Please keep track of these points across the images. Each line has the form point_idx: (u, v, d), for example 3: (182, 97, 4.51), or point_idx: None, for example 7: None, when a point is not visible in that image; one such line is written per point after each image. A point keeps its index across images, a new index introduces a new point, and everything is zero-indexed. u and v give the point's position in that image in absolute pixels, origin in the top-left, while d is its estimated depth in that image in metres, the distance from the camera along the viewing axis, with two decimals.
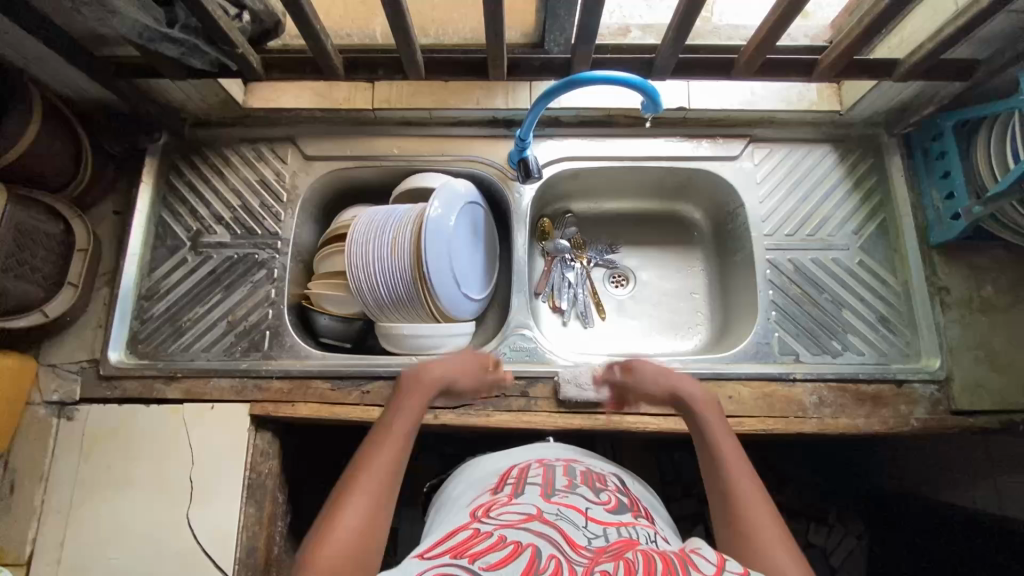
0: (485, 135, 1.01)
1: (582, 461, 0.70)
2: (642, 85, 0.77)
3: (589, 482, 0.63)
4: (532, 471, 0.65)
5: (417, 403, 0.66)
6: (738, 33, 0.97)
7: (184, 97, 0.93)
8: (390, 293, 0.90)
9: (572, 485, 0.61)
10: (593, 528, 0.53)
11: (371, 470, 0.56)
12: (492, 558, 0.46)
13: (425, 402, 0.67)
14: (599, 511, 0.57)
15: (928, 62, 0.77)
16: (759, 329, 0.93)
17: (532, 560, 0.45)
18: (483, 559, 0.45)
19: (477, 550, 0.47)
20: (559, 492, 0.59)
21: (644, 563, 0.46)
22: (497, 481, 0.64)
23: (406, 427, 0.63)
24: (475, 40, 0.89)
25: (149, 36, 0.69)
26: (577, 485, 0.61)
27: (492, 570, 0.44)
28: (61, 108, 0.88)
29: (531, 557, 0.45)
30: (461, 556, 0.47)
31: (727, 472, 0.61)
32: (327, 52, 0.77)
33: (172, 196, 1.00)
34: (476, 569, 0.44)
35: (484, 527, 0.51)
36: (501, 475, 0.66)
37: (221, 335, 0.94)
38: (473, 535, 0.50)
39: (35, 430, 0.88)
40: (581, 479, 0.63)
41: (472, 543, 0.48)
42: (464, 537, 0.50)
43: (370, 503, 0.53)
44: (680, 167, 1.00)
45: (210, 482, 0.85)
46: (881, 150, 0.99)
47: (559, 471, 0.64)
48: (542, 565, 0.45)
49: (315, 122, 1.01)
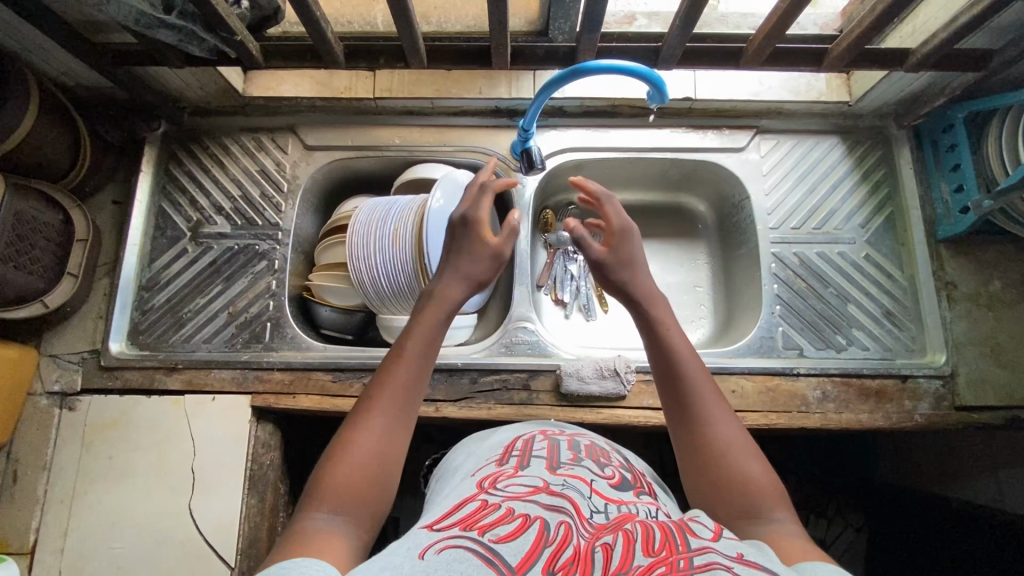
0: (488, 125, 0.99)
1: (587, 435, 0.70)
2: (648, 75, 0.75)
3: (593, 456, 0.63)
4: (536, 444, 0.65)
5: (437, 323, 0.63)
6: (746, 21, 0.95)
7: (182, 85, 0.92)
8: (391, 285, 0.89)
9: (576, 459, 0.61)
10: (598, 501, 0.53)
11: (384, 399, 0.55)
12: (501, 531, 0.45)
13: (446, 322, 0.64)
14: (603, 485, 0.57)
15: (943, 51, 0.75)
16: (763, 323, 0.93)
17: (540, 533, 0.45)
18: (492, 532, 0.45)
19: (486, 522, 0.46)
20: (564, 465, 0.59)
21: (648, 534, 0.46)
22: (501, 453, 0.64)
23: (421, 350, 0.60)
24: (477, 27, 0.86)
25: (146, 22, 0.67)
26: (582, 459, 0.62)
27: (502, 542, 0.44)
28: (58, 96, 0.87)
29: (540, 529, 0.45)
30: (470, 528, 0.46)
31: (698, 411, 0.57)
32: (328, 40, 0.76)
33: (172, 186, 0.99)
34: (487, 541, 0.44)
35: (492, 499, 0.51)
36: (505, 447, 0.66)
37: (221, 326, 0.93)
38: (481, 507, 0.50)
39: (37, 420, 0.88)
40: (586, 454, 0.63)
41: (479, 515, 0.48)
42: (471, 508, 0.50)
43: (382, 435, 0.54)
44: (685, 158, 0.99)
45: (210, 473, 0.85)
46: (890, 142, 0.98)
47: (564, 446, 0.64)
48: (551, 537, 0.45)
49: (315, 111, 0.99)
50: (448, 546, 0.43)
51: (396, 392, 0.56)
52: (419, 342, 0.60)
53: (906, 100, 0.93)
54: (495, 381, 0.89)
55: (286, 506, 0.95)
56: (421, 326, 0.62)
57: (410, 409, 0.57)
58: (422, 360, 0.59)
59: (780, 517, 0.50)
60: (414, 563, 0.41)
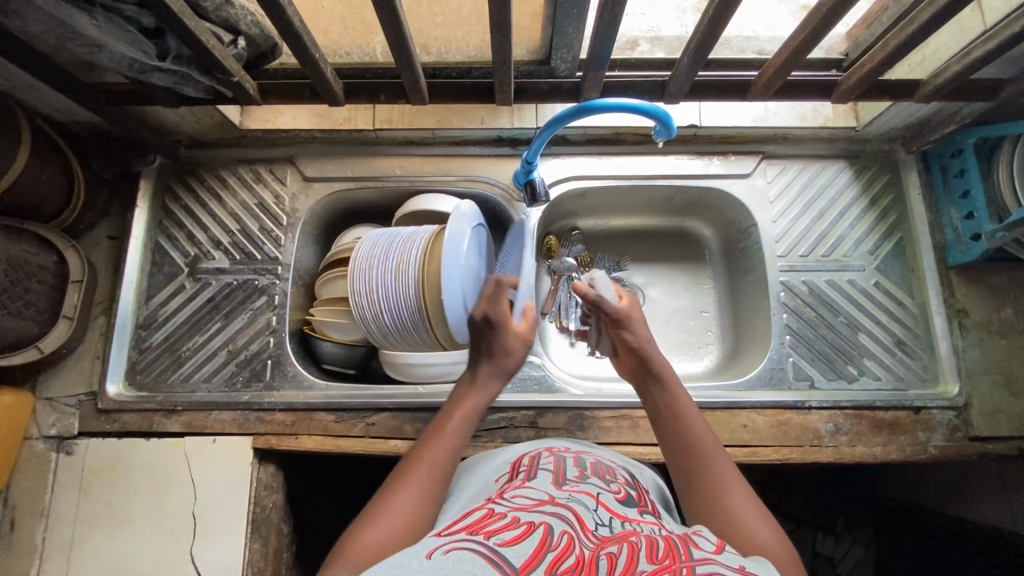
0: (490, 154, 0.98)
1: (593, 453, 0.68)
2: (654, 111, 0.74)
3: (599, 473, 0.61)
4: (543, 459, 0.63)
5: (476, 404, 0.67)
6: (751, 45, 0.93)
7: (178, 120, 0.90)
8: (394, 321, 0.86)
9: (583, 475, 0.59)
10: (603, 515, 0.51)
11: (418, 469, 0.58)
12: (507, 535, 0.45)
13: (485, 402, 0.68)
14: (610, 499, 0.55)
15: (954, 83, 0.74)
16: (773, 355, 0.91)
17: (544, 538, 0.44)
18: (498, 536, 0.44)
19: (492, 528, 0.46)
20: (571, 481, 0.57)
21: (651, 544, 0.45)
22: (509, 471, 0.62)
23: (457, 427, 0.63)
24: (479, 57, 0.83)
25: (140, 67, 0.67)
26: (588, 476, 0.60)
27: (508, 545, 0.43)
28: (50, 134, 0.85)
29: (544, 535, 0.44)
30: (476, 532, 0.46)
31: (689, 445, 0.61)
32: (327, 78, 0.74)
33: (169, 221, 0.97)
34: (492, 545, 0.43)
35: (498, 508, 0.50)
36: (512, 464, 0.64)
37: (222, 364, 0.92)
38: (488, 514, 0.49)
39: (34, 466, 0.86)
40: (592, 471, 0.61)
41: (487, 521, 0.47)
42: (478, 516, 0.49)
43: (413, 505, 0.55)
44: (690, 186, 0.97)
45: (213, 518, 0.83)
46: (897, 166, 0.97)
47: (570, 462, 0.63)
48: (554, 543, 0.43)
49: (314, 143, 0.98)
50: (455, 548, 0.43)
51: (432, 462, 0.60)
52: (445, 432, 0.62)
53: (914, 125, 0.92)
54: (501, 419, 0.87)
55: (290, 547, 0.93)
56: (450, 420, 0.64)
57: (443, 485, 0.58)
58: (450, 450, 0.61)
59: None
60: (421, 561, 0.41)
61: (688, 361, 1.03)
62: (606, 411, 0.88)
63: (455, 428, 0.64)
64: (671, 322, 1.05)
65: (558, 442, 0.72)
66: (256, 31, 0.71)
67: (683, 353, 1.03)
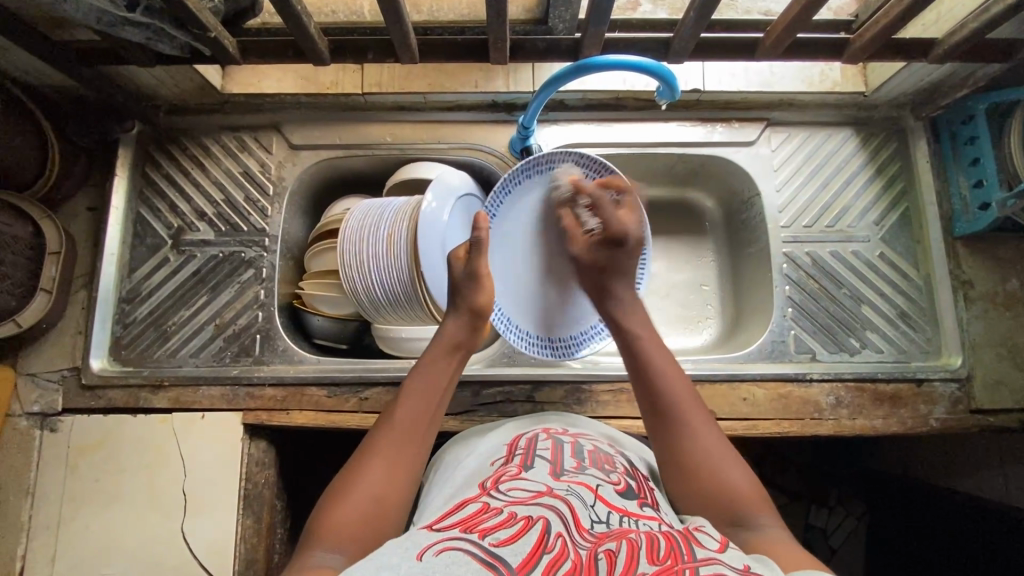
0: (485, 120, 0.94)
1: (592, 437, 0.66)
2: (658, 69, 0.70)
3: (598, 463, 0.58)
4: (540, 443, 0.62)
5: (443, 366, 0.66)
6: (757, 5, 0.89)
7: (155, 83, 0.86)
8: (387, 294, 0.82)
9: (581, 466, 0.57)
10: (601, 510, 0.49)
11: (391, 438, 0.58)
12: (502, 535, 0.43)
13: (452, 364, 0.67)
14: (610, 491, 0.53)
15: (971, 41, 0.71)
16: (774, 327, 0.89)
17: (541, 538, 0.43)
18: (493, 535, 0.43)
19: (487, 526, 0.44)
20: (568, 472, 0.55)
21: (652, 542, 0.43)
22: (505, 455, 0.61)
23: (428, 392, 0.63)
24: (473, 16, 0.79)
25: (109, 20, 0.62)
26: (587, 466, 0.57)
27: (504, 546, 0.41)
28: (20, 97, 0.80)
29: (541, 533, 0.43)
30: (470, 530, 0.44)
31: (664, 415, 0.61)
32: (312, 35, 0.70)
33: (150, 191, 0.93)
34: (487, 546, 0.41)
35: (494, 503, 0.48)
36: (508, 447, 0.63)
37: (209, 339, 0.89)
38: (482, 509, 0.48)
39: (17, 442, 0.84)
40: (590, 461, 0.59)
41: (480, 518, 0.45)
42: (471, 511, 0.48)
43: (388, 475, 0.55)
44: (692, 154, 0.94)
45: (204, 494, 0.81)
46: (906, 134, 0.93)
47: (567, 449, 0.60)
48: (549, 545, 0.42)
49: (300, 108, 0.93)
50: (446, 548, 0.41)
51: (402, 427, 0.59)
52: (413, 403, 0.62)
53: (925, 90, 0.88)
54: (497, 393, 0.85)
55: (283, 522, 0.92)
56: (418, 384, 0.64)
57: (415, 448, 0.59)
58: (420, 419, 0.61)
59: (766, 523, 0.52)
60: (412, 564, 0.39)
61: (688, 335, 1.01)
62: (604, 384, 0.86)
63: (425, 394, 0.63)
64: (670, 295, 1.03)
65: (557, 418, 0.71)
66: None
67: (683, 327, 1.01)
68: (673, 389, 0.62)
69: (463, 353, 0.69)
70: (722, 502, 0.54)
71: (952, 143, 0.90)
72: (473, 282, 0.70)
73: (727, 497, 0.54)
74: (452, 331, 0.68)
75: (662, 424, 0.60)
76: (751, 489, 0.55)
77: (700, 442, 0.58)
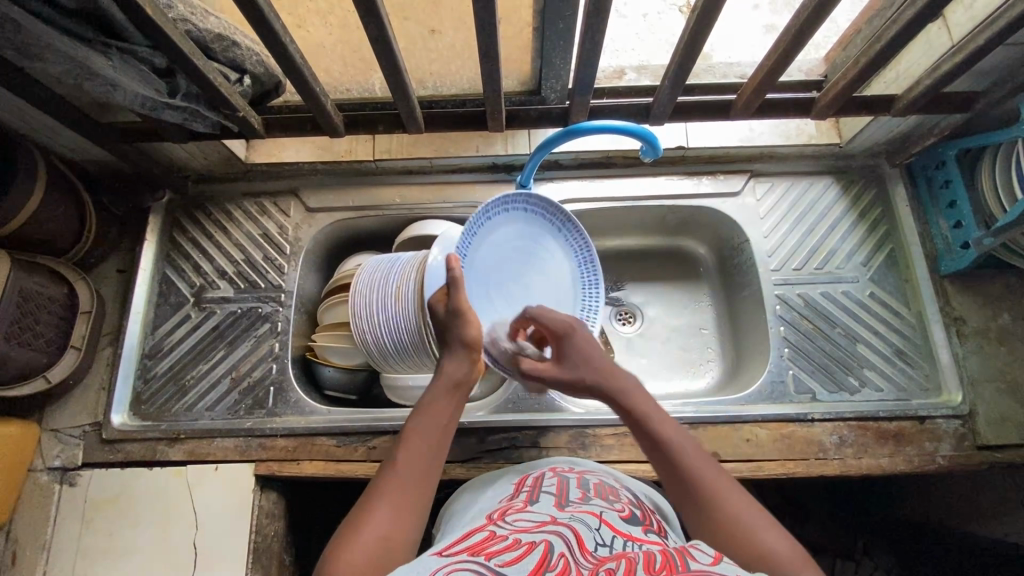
0: (486, 180, 1.01)
1: (597, 473, 0.67)
2: (640, 131, 0.77)
3: (603, 494, 0.60)
4: (546, 480, 0.63)
5: (445, 404, 0.65)
6: (732, 70, 0.98)
7: (186, 156, 0.94)
8: (394, 343, 0.85)
9: (586, 496, 0.59)
10: (606, 534, 0.50)
11: (395, 478, 0.58)
12: (507, 556, 0.44)
13: (454, 404, 0.66)
14: (613, 518, 0.54)
15: (927, 96, 0.77)
16: (773, 368, 0.91)
17: (544, 557, 0.44)
18: (498, 557, 0.44)
19: (494, 549, 0.46)
20: (573, 502, 0.57)
21: (649, 558, 0.45)
22: (512, 493, 0.62)
23: (430, 430, 0.63)
24: (472, 90, 0.88)
25: (152, 105, 0.71)
26: (591, 497, 0.59)
27: (509, 565, 0.43)
28: (64, 172, 0.89)
29: (543, 553, 0.45)
30: (478, 554, 0.46)
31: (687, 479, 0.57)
32: (328, 111, 0.78)
33: (176, 253, 1.00)
34: (493, 566, 0.43)
35: (500, 530, 0.50)
36: (516, 486, 0.64)
37: (225, 392, 0.93)
38: (489, 536, 0.49)
39: (38, 498, 0.86)
40: (595, 492, 0.60)
41: (488, 543, 0.47)
42: (479, 538, 0.49)
43: (391, 516, 0.55)
44: (681, 205, 1.00)
45: (214, 547, 0.82)
46: (883, 180, 0.99)
47: (573, 484, 0.62)
48: (553, 562, 0.44)
49: (317, 175, 1.02)
50: (455, 569, 0.42)
51: (405, 468, 0.59)
52: (416, 443, 0.61)
53: (896, 140, 0.95)
54: (502, 440, 0.87)
55: None
56: (415, 423, 0.63)
57: (420, 487, 0.59)
58: (423, 456, 0.61)
59: None
60: None
61: (690, 379, 1.03)
62: (607, 428, 0.88)
63: (424, 432, 0.63)
64: (670, 340, 1.06)
65: (564, 460, 0.73)
66: (262, 69, 0.75)
67: (684, 371, 1.03)
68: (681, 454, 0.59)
69: (465, 389, 0.68)
70: (763, 569, 0.49)
71: (928, 186, 0.95)
72: (458, 317, 0.69)
73: (768, 564, 0.50)
74: (453, 369, 0.68)
75: (688, 493, 0.57)
76: (789, 550, 0.50)
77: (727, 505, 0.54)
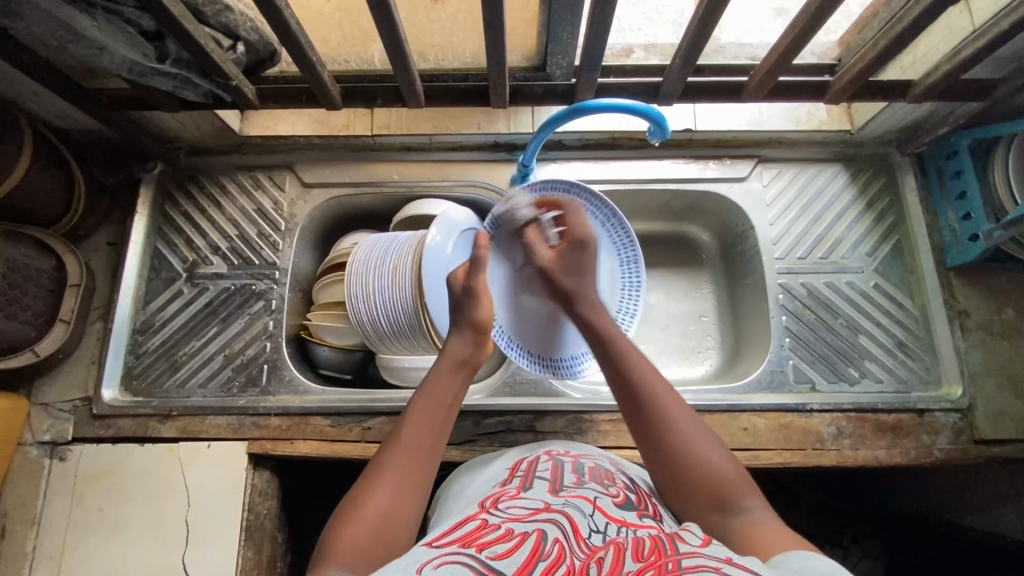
0: (487, 159, 0.99)
1: (594, 457, 0.67)
2: (648, 111, 0.75)
3: (597, 478, 0.59)
4: (541, 464, 0.62)
5: (445, 382, 0.65)
6: (743, 51, 0.95)
7: (178, 126, 0.91)
8: (391, 323, 0.83)
9: (581, 481, 0.58)
10: (599, 520, 0.50)
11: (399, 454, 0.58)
12: (500, 548, 0.44)
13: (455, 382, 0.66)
14: (607, 503, 0.54)
15: (945, 83, 0.75)
16: (772, 357, 0.90)
17: (536, 546, 0.44)
18: (491, 548, 0.44)
19: (486, 540, 0.45)
20: (568, 487, 0.56)
21: (638, 543, 0.45)
22: (507, 477, 0.62)
23: (433, 408, 0.62)
24: (476, 64, 0.85)
25: (140, 70, 0.69)
26: (586, 481, 0.58)
27: (499, 558, 0.42)
28: (51, 140, 0.86)
29: (536, 542, 0.44)
30: (469, 545, 0.45)
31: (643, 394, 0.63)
32: (325, 83, 0.75)
33: (168, 226, 0.97)
34: (484, 559, 0.42)
35: (492, 519, 0.49)
36: (511, 469, 0.64)
37: (218, 369, 0.91)
38: (481, 526, 0.48)
39: (27, 472, 0.85)
40: (589, 476, 0.59)
41: (480, 533, 0.46)
42: (470, 528, 0.48)
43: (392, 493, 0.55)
44: (686, 189, 0.97)
45: (206, 524, 0.82)
46: (893, 169, 0.97)
47: (568, 467, 0.61)
48: (546, 551, 0.43)
49: (313, 149, 0.99)
50: (445, 562, 0.42)
51: (407, 445, 0.59)
52: (421, 421, 0.61)
53: (908, 129, 0.92)
54: (498, 423, 0.87)
55: (282, 555, 0.92)
56: (419, 400, 0.63)
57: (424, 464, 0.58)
58: (427, 435, 0.60)
59: (750, 505, 0.55)
60: None
61: (688, 366, 1.02)
62: (605, 414, 0.87)
63: (427, 408, 0.62)
64: (670, 326, 1.05)
65: (559, 444, 0.72)
66: (256, 37, 0.72)
67: (683, 359, 1.02)
68: (639, 369, 0.65)
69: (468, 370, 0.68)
70: (709, 491, 0.57)
71: (939, 175, 0.93)
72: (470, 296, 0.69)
73: (714, 485, 0.57)
74: (458, 349, 0.68)
75: (641, 417, 0.62)
76: (731, 470, 0.58)
77: (678, 427, 0.60)
